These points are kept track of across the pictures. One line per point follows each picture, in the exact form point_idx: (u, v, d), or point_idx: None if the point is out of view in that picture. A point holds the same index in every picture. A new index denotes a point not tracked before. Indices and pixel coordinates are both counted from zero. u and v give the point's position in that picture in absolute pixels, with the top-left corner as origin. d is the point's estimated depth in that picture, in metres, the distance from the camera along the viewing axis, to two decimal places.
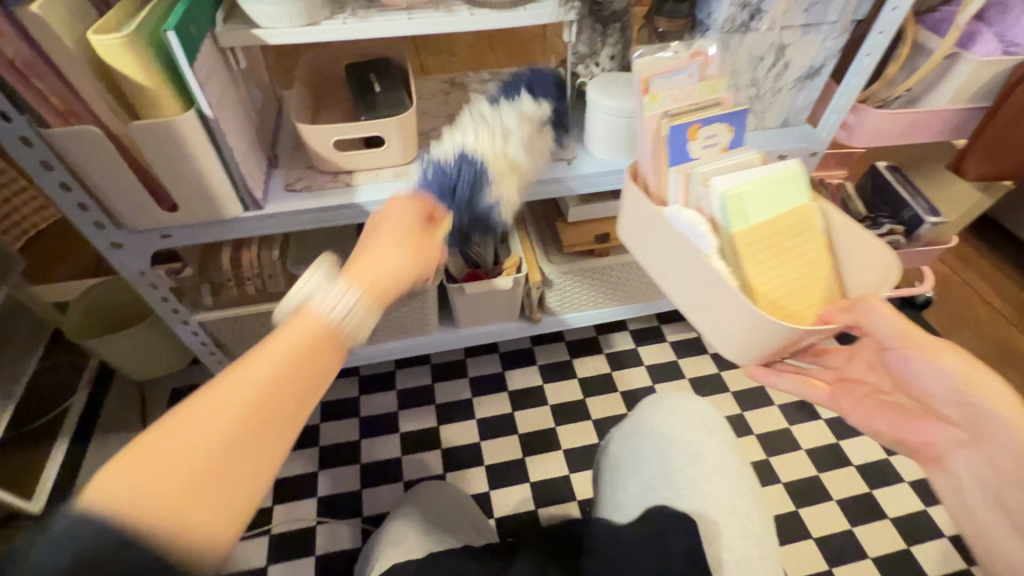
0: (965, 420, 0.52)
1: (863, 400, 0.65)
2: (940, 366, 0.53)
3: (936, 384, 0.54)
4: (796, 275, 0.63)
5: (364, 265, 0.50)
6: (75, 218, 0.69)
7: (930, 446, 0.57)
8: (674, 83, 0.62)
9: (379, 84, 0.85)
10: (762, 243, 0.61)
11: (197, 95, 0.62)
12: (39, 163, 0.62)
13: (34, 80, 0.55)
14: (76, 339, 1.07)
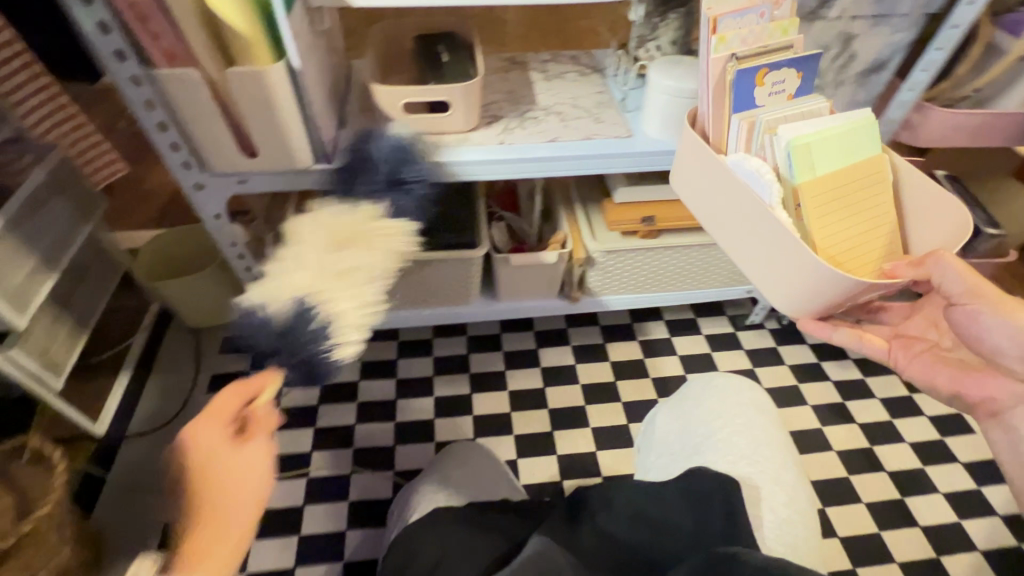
0: None
1: (926, 354, 0.66)
2: (1010, 321, 0.55)
3: (1009, 343, 0.56)
4: (859, 228, 0.64)
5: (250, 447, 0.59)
6: (167, 157, 0.75)
7: (991, 400, 0.60)
8: (741, 24, 0.62)
9: (446, 55, 0.89)
10: (829, 193, 0.62)
11: (289, 47, 0.67)
12: (143, 103, 0.68)
13: (149, 24, 0.61)
14: (144, 281, 1.14)
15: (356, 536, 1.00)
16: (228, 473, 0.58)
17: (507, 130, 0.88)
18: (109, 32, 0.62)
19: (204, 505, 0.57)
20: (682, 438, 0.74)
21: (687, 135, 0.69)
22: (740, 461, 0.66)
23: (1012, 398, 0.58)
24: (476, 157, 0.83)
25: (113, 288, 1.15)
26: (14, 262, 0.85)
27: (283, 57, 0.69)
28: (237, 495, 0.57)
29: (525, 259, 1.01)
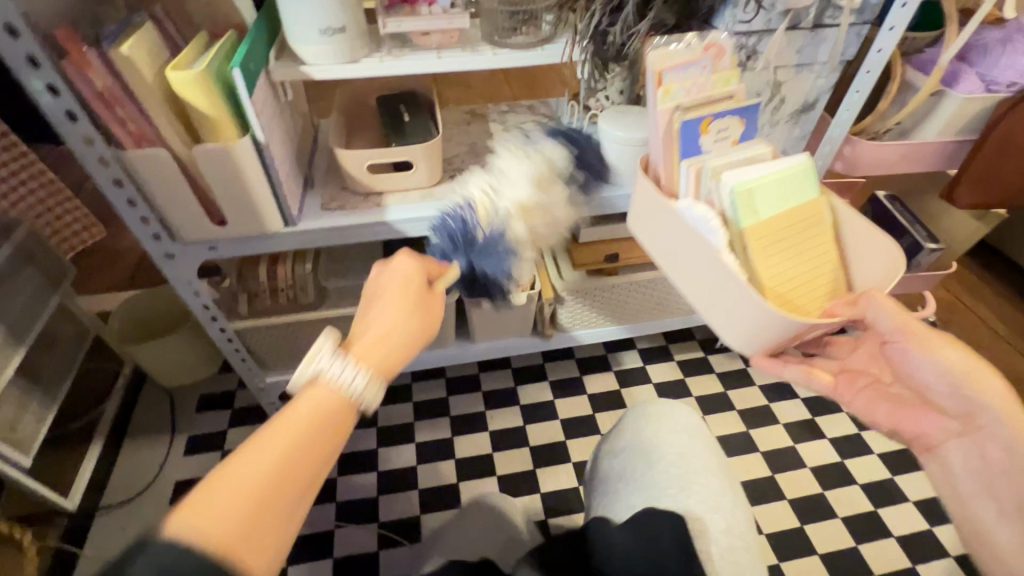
0: (960, 409, 0.62)
1: (869, 389, 0.69)
2: (936, 357, 0.62)
3: (937, 378, 0.62)
4: (800, 266, 0.69)
5: (380, 326, 0.54)
6: (136, 230, 0.76)
7: (922, 437, 0.65)
8: (686, 76, 0.66)
9: (408, 114, 0.93)
10: (771, 235, 0.67)
11: (253, 122, 0.70)
12: (112, 181, 0.70)
13: (117, 108, 0.64)
14: (117, 346, 1.13)
15: None
16: (405, 308, 0.56)
17: None
18: (77, 119, 0.63)
19: (317, 382, 0.49)
20: (625, 476, 0.76)
21: (643, 182, 0.73)
22: (677, 494, 0.69)
23: (937, 433, 0.64)
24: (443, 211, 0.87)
25: (83, 355, 1.13)
26: None
27: (248, 131, 0.71)
28: (349, 378, 0.49)
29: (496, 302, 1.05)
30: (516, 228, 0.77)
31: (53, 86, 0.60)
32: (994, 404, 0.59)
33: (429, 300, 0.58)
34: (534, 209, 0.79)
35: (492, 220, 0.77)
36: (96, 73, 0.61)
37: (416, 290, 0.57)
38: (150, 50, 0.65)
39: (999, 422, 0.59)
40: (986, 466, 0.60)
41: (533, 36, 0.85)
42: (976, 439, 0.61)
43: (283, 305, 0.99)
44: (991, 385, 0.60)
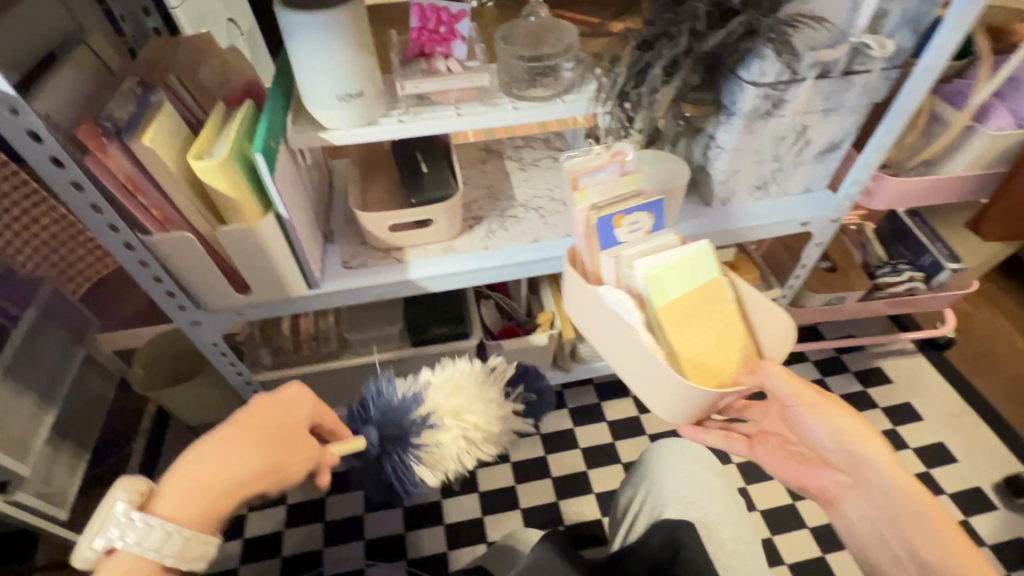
0: (847, 463, 0.68)
1: (778, 449, 0.78)
2: (821, 418, 0.70)
3: (825, 438, 0.70)
4: (714, 340, 0.71)
5: (207, 464, 0.58)
6: (162, 303, 0.77)
7: (824, 490, 0.72)
8: (599, 180, 0.72)
9: (425, 164, 0.90)
10: (683, 314, 0.69)
11: (276, 200, 0.69)
12: (138, 262, 0.70)
13: (140, 197, 0.63)
14: (143, 391, 1.14)
15: None
16: (266, 435, 0.62)
17: (490, 233, 0.91)
18: (101, 210, 0.63)
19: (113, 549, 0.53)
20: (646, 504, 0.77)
21: (569, 271, 0.78)
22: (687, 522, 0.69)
23: (834, 488, 0.70)
24: (464, 266, 0.86)
25: (109, 400, 1.15)
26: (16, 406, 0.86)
27: (270, 206, 0.71)
28: (151, 528, 0.53)
29: (517, 343, 1.05)
30: (438, 441, 0.76)
31: (77, 182, 0.60)
32: (876, 461, 0.65)
33: (305, 439, 0.66)
34: (469, 414, 0.77)
35: (421, 433, 0.75)
36: (118, 166, 0.60)
37: (293, 426, 0.65)
38: (169, 135, 0.64)
39: (881, 477, 0.64)
40: (877, 515, 0.65)
41: (552, 88, 0.81)
42: (868, 496, 0.66)
43: (306, 356, 0.99)
44: (872, 444, 0.66)
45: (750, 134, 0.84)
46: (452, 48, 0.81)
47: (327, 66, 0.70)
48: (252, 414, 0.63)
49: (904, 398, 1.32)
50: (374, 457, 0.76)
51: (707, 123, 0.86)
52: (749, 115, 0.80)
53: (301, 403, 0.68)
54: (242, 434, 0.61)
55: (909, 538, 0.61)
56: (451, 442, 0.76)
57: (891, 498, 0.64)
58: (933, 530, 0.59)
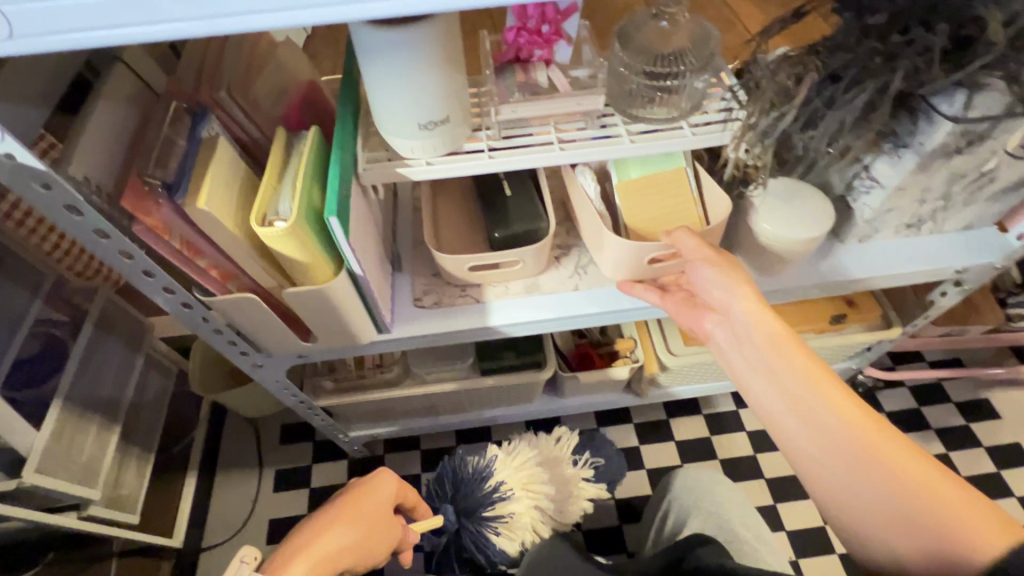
0: (720, 300, 0.64)
1: (684, 302, 0.70)
2: (708, 270, 0.65)
3: (710, 285, 0.65)
4: (666, 210, 0.72)
5: (314, 538, 0.57)
6: (224, 350, 0.69)
7: (702, 330, 0.67)
8: None
9: (509, 185, 0.77)
10: (638, 189, 0.74)
11: (350, 260, 0.58)
12: (197, 317, 0.62)
13: (198, 259, 0.54)
14: (203, 392, 1.11)
15: None
16: (367, 511, 0.64)
17: (581, 268, 0.79)
18: (155, 276, 0.54)
19: None
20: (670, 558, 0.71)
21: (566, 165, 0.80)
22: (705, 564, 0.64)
23: (719, 326, 0.65)
24: (552, 312, 0.75)
25: (169, 396, 1.12)
26: (80, 431, 0.83)
27: (343, 262, 0.60)
28: None
29: (595, 374, 0.97)
30: (509, 511, 0.83)
31: (126, 251, 0.51)
32: (740, 299, 0.63)
33: (387, 527, 0.66)
34: (538, 485, 0.85)
35: (497, 503, 0.83)
36: (172, 231, 0.51)
37: (381, 510, 0.66)
38: (226, 187, 0.53)
39: (742, 316, 0.62)
40: (741, 344, 0.62)
41: (674, 107, 0.65)
42: (731, 320, 0.63)
43: (368, 381, 0.91)
44: (737, 282, 0.63)
45: (922, 173, 0.67)
46: (554, 52, 0.64)
47: (408, 91, 0.56)
48: (349, 495, 0.65)
49: (1011, 437, 1.19)
50: (453, 530, 0.86)
51: (865, 154, 0.69)
52: (931, 152, 0.63)
53: (390, 490, 0.70)
54: (346, 509, 0.62)
55: (776, 376, 0.58)
56: (524, 513, 0.84)
57: (754, 329, 0.61)
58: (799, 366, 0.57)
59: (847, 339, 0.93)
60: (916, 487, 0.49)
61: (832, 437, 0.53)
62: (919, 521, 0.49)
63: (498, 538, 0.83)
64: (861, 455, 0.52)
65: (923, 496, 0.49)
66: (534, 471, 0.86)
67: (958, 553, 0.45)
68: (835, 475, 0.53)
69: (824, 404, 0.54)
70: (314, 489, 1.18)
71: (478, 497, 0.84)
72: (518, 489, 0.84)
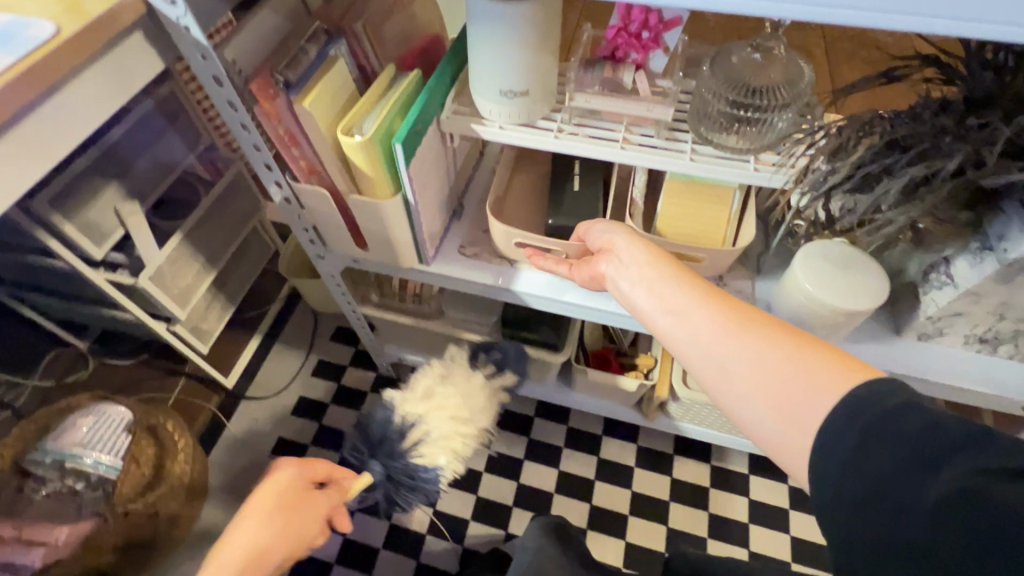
0: (603, 242, 0.64)
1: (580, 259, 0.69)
2: (596, 223, 0.67)
3: (598, 232, 0.66)
4: (698, 220, 0.76)
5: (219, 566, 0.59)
6: (298, 233, 0.83)
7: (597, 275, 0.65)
8: None
9: (579, 180, 0.82)
10: (686, 189, 0.75)
11: (406, 187, 0.68)
12: (284, 198, 0.76)
13: (294, 148, 0.66)
14: (287, 273, 1.30)
15: (387, 555, 1.12)
16: (286, 526, 0.64)
17: None
18: (261, 151, 0.68)
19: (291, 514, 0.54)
20: None
21: None
22: None
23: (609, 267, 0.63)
24: (570, 297, 0.80)
25: (261, 266, 1.30)
26: (187, 263, 1.04)
27: (402, 188, 0.71)
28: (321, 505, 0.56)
29: (604, 376, 0.99)
30: (428, 432, 0.73)
31: (245, 124, 0.65)
32: (622, 234, 0.62)
33: (312, 503, 0.68)
34: (446, 398, 0.76)
35: (409, 425, 0.74)
36: (280, 119, 0.63)
37: (301, 491, 0.68)
38: (331, 97, 0.64)
39: (628, 248, 0.60)
40: (637, 274, 0.57)
41: (747, 139, 0.65)
42: (621, 256, 0.61)
43: (406, 306, 1.03)
44: (620, 225, 0.64)
45: (1003, 284, 0.61)
46: (649, 57, 0.68)
47: (499, 61, 0.63)
48: (270, 485, 0.67)
49: None
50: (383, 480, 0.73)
51: (945, 245, 0.64)
52: (1014, 264, 0.58)
53: (301, 468, 0.69)
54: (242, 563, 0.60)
55: (665, 298, 0.54)
56: (444, 426, 0.74)
57: (639, 262, 0.58)
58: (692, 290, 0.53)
59: None
60: (755, 326, 0.48)
61: (710, 332, 0.49)
62: (791, 378, 0.44)
63: (427, 460, 0.72)
64: (731, 329, 0.48)
65: (781, 355, 0.45)
66: (444, 393, 0.76)
67: (812, 409, 0.42)
68: (716, 366, 0.48)
69: (710, 311, 0.50)
70: (342, 386, 1.34)
71: (389, 429, 0.74)
72: (434, 404, 0.75)
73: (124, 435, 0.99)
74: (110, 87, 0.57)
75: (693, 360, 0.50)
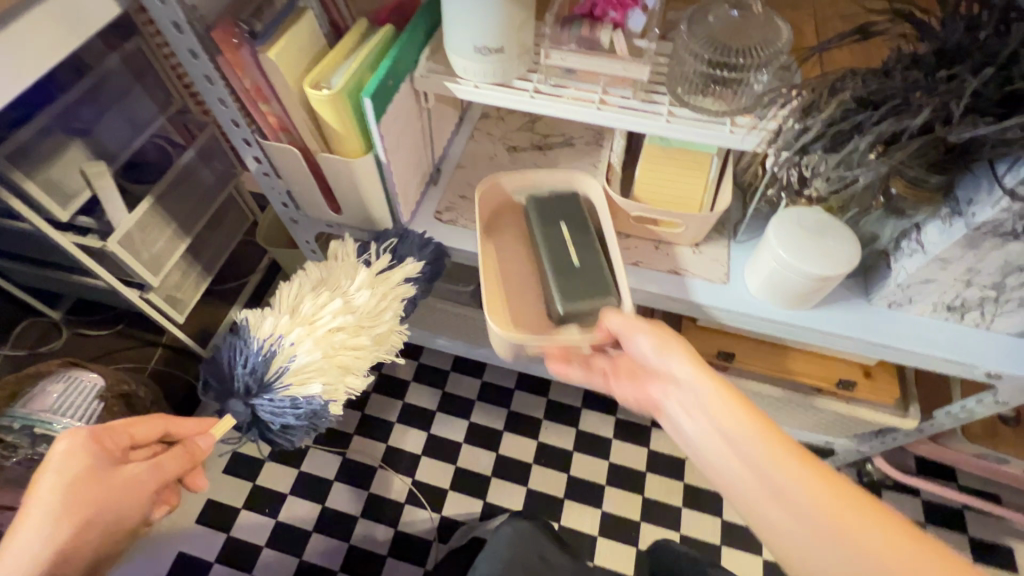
0: (660, 367, 0.61)
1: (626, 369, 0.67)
2: (641, 334, 0.62)
3: (647, 348, 0.62)
4: (675, 185, 0.76)
5: None
6: (270, 196, 0.81)
7: (653, 402, 0.63)
8: None
9: (577, 251, 0.72)
10: (664, 155, 0.74)
11: (377, 145, 0.67)
12: (254, 158, 0.74)
13: (261, 103, 0.64)
14: (264, 243, 1.28)
15: (365, 524, 1.12)
16: (93, 515, 0.52)
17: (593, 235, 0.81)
18: (227, 106, 0.66)
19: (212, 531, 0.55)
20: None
21: None
22: None
23: (668, 401, 0.60)
24: None
25: (239, 236, 1.27)
26: (159, 229, 1.01)
27: (374, 147, 0.69)
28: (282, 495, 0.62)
29: None
30: (299, 358, 0.65)
31: (209, 77, 0.63)
32: (679, 361, 0.59)
33: (121, 476, 0.54)
34: (318, 317, 0.67)
35: (274, 353, 0.65)
36: (245, 71, 0.61)
37: (103, 471, 0.54)
38: (299, 50, 0.62)
39: (688, 379, 0.58)
40: (705, 417, 0.56)
41: (724, 101, 0.64)
42: (684, 391, 0.59)
43: None
44: (675, 343, 0.60)
45: (969, 250, 0.62)
46: (627, 17, 0.65)
47: (469, 15, 0.61)
48: (56, 478, 0.51)
49: None
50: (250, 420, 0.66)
51: (917, 211, 0.64)
52: (980, 228, 0.58)
53: (92, 449, 0.54)
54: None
55: (740, 454, 0.53)
56: (314, 350, 0.65)
57: (705, 402, 0.56)
58: (760, 446, 0.52)
59: (847, 407, 0.90)
60: (846, 506, 0.47)
61: (800, 511, 0.48)
62: (884, 565, 0.43)
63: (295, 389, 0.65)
64: (822, 508, 0.47)
65: (879, 539, 0.45)
66: (322, 305, 0.68)
67: None
68: (800, 542, 0.47)
69: (794, 482, 0.49)
70: None
71: (239, 365, 0.65)
72: (303, 321, 0.67)
73: (97, 402, 0.97)
74: (62, 29, 0.55)
75: (780, 536, 0.49)
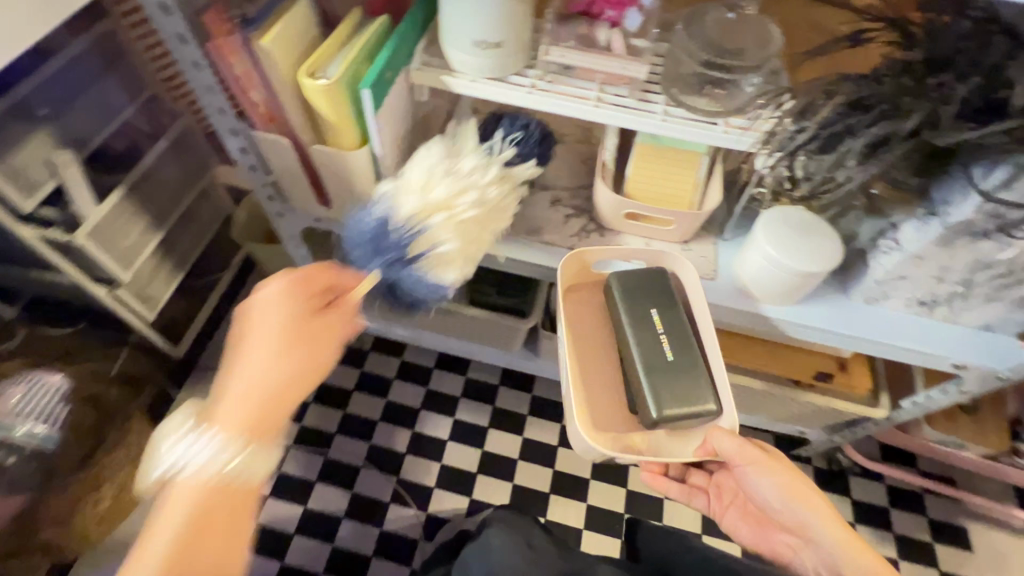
0: (794, 523, 0.65)
1: (739, 505, 0.74)
2: (770, 484, 0.64)
3: (771, 497, 0.65)
4: (666, 183, 0.77)
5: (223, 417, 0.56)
6: (256, 190, 0.79)
7: (779, 546, 0.71)
8: None
9: (670, 346, 0.72)
10: (653, 155, 0.76)
11: (373, 138, 0.66)
12: (240, 149, 0.72)
13: (251, 93, 0.62)
14: (240, 239, 1.23)
15: (349, 524, 1.11)
16: (301, 355, 0.59)
17: (585, 231, 0.82)
18: (215, 95, 0.63)
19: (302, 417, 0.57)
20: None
21: None
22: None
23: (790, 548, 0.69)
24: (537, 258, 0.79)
25: (214, 230, 1.22)
26: (131, 223, 0.97)
27: (369, 139, 0.68)
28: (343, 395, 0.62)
29: None
30: (441, 243, 0.68)
31: (197, 64, 0.60)
32: (817, 518, 0.62)
33: (316, 323, 0.61)
34: (457, 201, 0.70)
35: (419, 233, 0.68)
36: (236, 59, 0.59)
37: (303, 314, 0.61)
38: (293, 38, 0.61)
39: (822, 535, 0.62)
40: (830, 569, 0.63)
41: (717, 102, 0.65)
42: (813, 545, 0.64)
43: None
44: (808, 499, 0.63)
45: (943, 248, 0.65)
46: (624, 16, 0.67)
47: (467, 9, 0.61)
48: (258, 306, 0.59)
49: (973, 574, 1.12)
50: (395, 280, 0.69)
51: (895, 211, 0.67)
52: (955, 227, 0.62)
53: (298, 291, 0.60)
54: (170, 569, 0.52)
55: None
56: (453, 234, 0.69)
57: (836, 557, 0.61)
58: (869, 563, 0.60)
59: (825, 399, 0.94)
60: None
61: None
62: None
63: (429, 266, 0.69)
64: None
65: None
66: (464, 195, 0.71)
67: None
68: None
69: None
70: None
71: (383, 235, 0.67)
72: (446, 204, 0.69)
73: (61, 405, 0.94)
74: None
75: None
